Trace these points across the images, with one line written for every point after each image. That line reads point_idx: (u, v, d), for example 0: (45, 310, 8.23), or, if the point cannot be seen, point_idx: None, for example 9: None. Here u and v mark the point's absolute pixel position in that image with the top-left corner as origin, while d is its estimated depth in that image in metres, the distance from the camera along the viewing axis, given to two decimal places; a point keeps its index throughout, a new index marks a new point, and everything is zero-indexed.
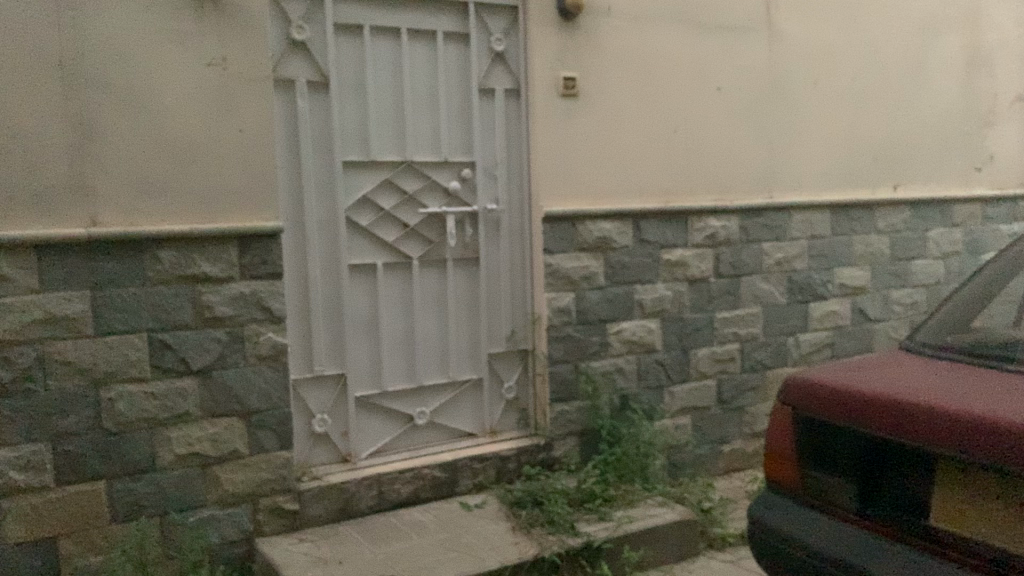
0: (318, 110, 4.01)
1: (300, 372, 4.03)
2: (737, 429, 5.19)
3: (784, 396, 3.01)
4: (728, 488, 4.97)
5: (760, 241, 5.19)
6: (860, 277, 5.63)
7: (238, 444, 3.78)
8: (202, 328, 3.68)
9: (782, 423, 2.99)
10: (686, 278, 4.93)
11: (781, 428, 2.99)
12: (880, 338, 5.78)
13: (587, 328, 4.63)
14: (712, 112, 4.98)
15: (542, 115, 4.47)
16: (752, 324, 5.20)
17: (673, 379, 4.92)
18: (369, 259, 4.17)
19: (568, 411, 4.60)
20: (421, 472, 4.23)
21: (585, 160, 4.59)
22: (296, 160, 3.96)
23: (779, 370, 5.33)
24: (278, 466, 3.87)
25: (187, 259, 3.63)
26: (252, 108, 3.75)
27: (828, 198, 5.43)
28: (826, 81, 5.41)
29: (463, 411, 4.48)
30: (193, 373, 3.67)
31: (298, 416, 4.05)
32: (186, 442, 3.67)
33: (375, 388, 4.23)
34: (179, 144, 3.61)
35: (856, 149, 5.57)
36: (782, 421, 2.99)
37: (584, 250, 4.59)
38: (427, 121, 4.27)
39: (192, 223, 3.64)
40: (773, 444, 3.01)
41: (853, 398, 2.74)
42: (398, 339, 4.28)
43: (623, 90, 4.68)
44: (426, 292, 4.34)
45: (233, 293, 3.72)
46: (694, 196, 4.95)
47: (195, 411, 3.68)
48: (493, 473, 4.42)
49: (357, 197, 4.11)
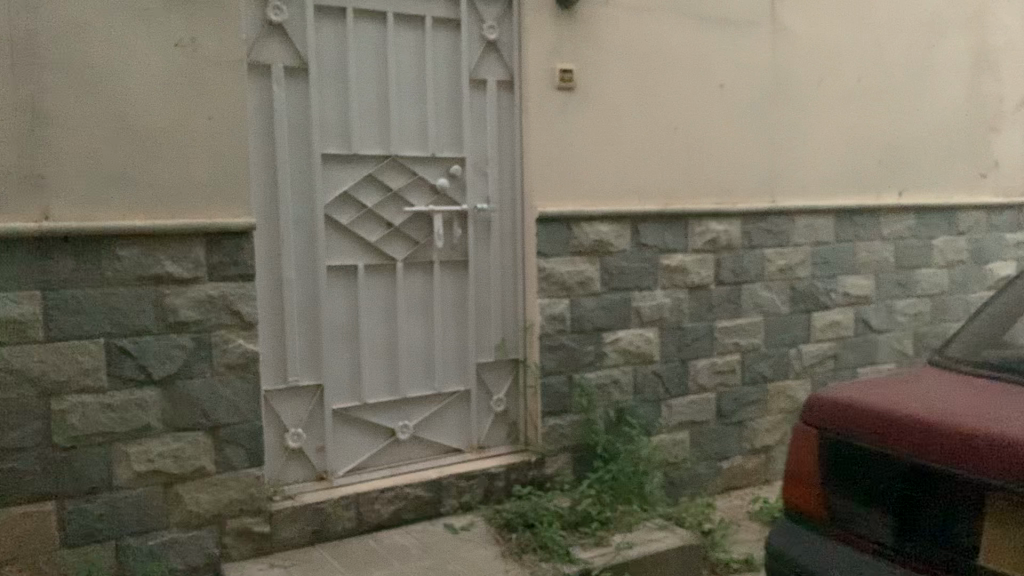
0: (295, 98, 3.71)
1: (273, 382, 3.72)
2: (737, 444, 4.92)
3: (807, 418, 2.77)
4: (729, 508, 4.70)
5: (763, 246, 4.93)
6: (864, 286, 5.39)
7: (204, 461, 3.45)
8: (165, 333, 3.36)
9: (803, 446, 2.76)
10: (686, 284, 4.66)
11: (801, 452, 2.75)
12: (884, 350, 5.54)
13: (582, 337, 4.34)
14: (714, 110, 4.73)
15: (536, 109, 4.19)
16: (754, 334, 4.94)
17: (671, 392, 4.65)
18: (350, 260, 3.87)
19: (561, 425, 4.31)
20: (403, 492, 3.92)
21: (582, 158, 4.31)
22: (271, 153, 3.66)
23: (780, 383, 5.07)
24: (248, 485, 3.55)
25: (150, 258, 3.31)
26: (224, 94, 3.44)
27: (832, 203, 5.19)
28: (831, 80, 5.17)
29: (449, 426, 4.18)
30: (154, 383, 3.34)
31: (270, 430, 3.73)
32: (146, 459, 3.34)
33: (355, 400, 3.92)
34: (144, 131, 3.29)
35: (861, 152, 5.33)
36: (802, 444, 2.76)
37: (580, 254, 4.31)
38: (414, 114, 3.98)
39: (156, 218, 3.32)
40: (792, 470, 2.77)
41: (886, 420, 2.51)
42: (379, 348, 3.98)
43: (623, 85, 4.41)
44: (411, 297, 4.04)
45: (200, 296, 3.41)
46: (695, 198, 4.68)
47: (156, 425, 3.35)
48: (480, 492, 4.12)
49: (337, 193, 3.82)
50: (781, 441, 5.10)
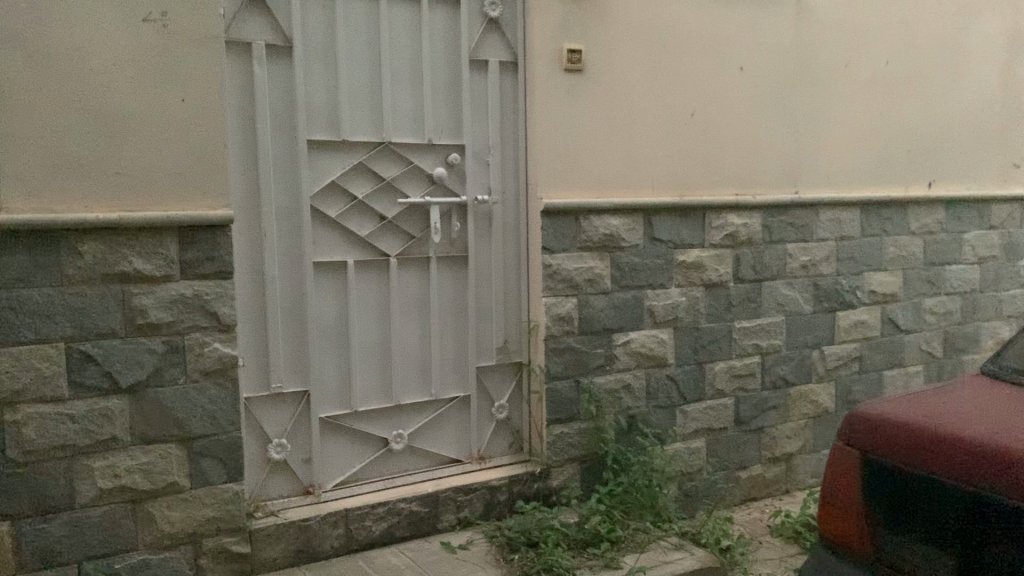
0: (279, 79, 3.39)
1: (255, 389, 3.42)
2: (757, 452, 4.61)
3: (848, 438, 2.51)
4: (748, 521, 4.37)
5: (786, 241, 4.61)
6: (891, 283, 5.06)
7: (177, 476, 3.15)
8: (133, 337, 3.06)
9: (842, 469, 2.50)
10: (703, 282, 4.33)
11: (841, 477, 2.50)
12: (912, 351, 5.20)
13: (591, 339, 4.03)
14: (733, 94, 4.39)
15: (542, 92, 3.86)
16: (775, 335, 4.61)
17: (687, 398, 4.33)
18: (339, 257, 3.57)
19: (568, 434, 4.00)
20: (397, 507, 3.62)
21: (591, 146, 3.99)
22: (252, 140, 3.35)
23: (803, 387, 4.75)
24: (226, 501, 3.25)
25: (115, 254, 3.01)
26: (199, 74, 3.13)
27: (858, 195, 4.85)
28: (858, 64, 4.82)
29: (448, 434, 3.89)
30: (121, 391, 3.05)
31: (250, 441, 3.44)
32: (112, 475, 3.04)
33: (345, 408, 3.62)
34: (109, 115, 2.99)
35: (888, 141, 4.99)
36: (843, 468, 2.50)
37: (589, 250, 3.99)
38: (408, 98, 3.67)
39: (122, 209, 3.02)
40: (829, 496, 2.53)
41: (943, 445, 2.23)
42: (371, 350, 3.68)
43: (635, 67, 4.08)
44: (406, 296, 3.74)
45: (172, 295, 3.11)
46: (713, 189, 4.36)
47: (124, 437, 3.06)
48: (481, 507, 3.82)
49: (325, 183, 3.51)
50: (803, 449, 4.78)
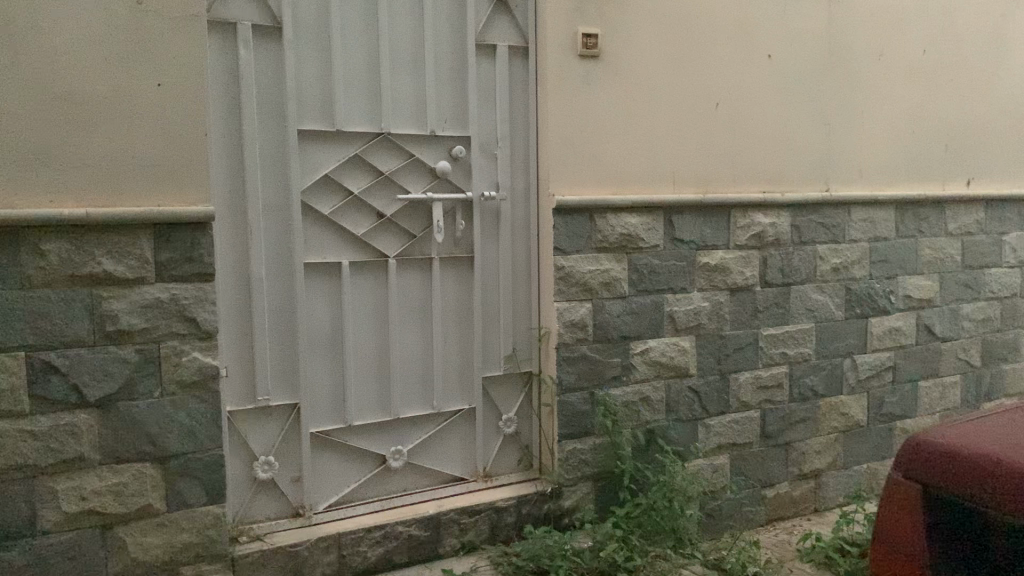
0: (266, 64, 3.11)
1: (239, 402, 3.13)
2: (784, 469, 4.28)
3: (906, 471, 2.29)
4: (775, 544, 4.04)
5: (816, 242, 4.29)
6: (928, 287, 4.72)
7: (152, 498, 2.87)
8: (103, 346, 2.77)
9: (898, 505, 2.28)
10: (728, 286, 4.02)
11: (899, 513, 2.28)
12: (948, 361, 4.86)
13: (606, 347, 3.72)
14: (761, 84, 4.07)
15: (555, 79, 3.55)
16: (804, 343, 4.30)
17: (710, 411, 4.02)
18: (332, 257, 3.28)
19: (582, 450, 3.69)
20: (394, 530, 3.32)
21: (607, 138, 3.68)
22: (237, 130, 3.06)
23: (833, 399, 4.42)
24: (205, 526, 2.96)
25: (83, 254, 2.72)
26: (176, 56, 2.84)
27: (893, 193, 4.53)
28: (893, 53, 4.49)
29: (451, 450, 3.59)
30: (90, 405, 2.76)
31: (234, 459, 3.15)
32: (79, 497, 2.75)
33: (338, 423, 3.33)
34: (76, 100, 2.70)
35: (926, 135, 4.66)
36: (902, 503, 2.28)
37: (604, 251, 3.68)
38: (409, 85, 3.39)
39: (91, 205, 2.74)
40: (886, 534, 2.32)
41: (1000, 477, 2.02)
42: (367, 359, 3.39)
43: (656, 53, 3.77)
44: (405, 300, 3.45)
45: (146, 300, 2.82)
46: (738, 186, 4.04)
47: (92, 456, 2.77)
48: (486, 530, 3.53)
49: (317, 178, 3.23)
50: (832, 465, 4.45)
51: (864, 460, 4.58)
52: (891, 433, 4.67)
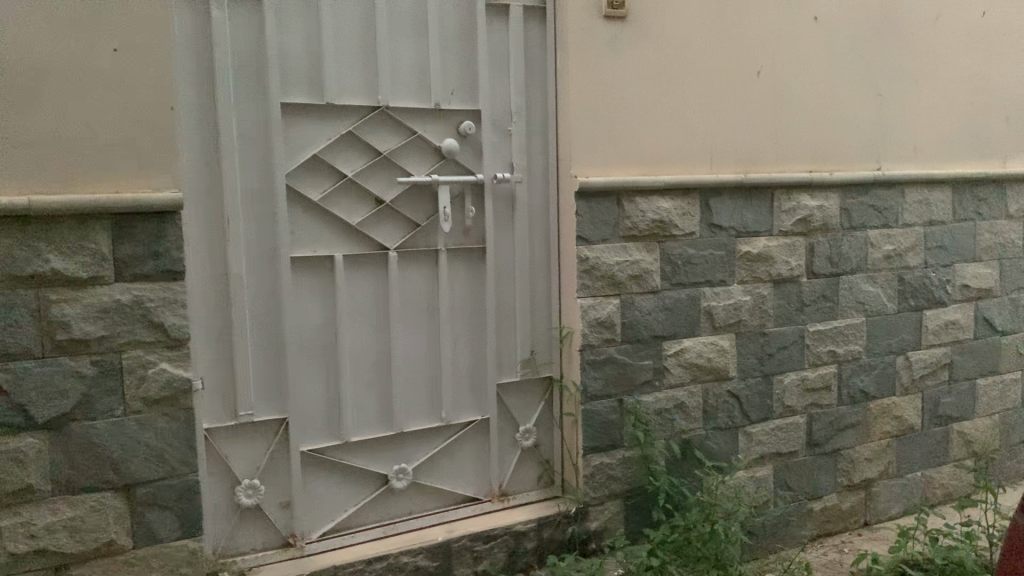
0: (243, 26, 2.67)
1: (218, 419, 2.72)
2: (832, 479, 3.85)
3: None
4: (825, 564, 3.62)
5: (866, 227, 3.84)
6: (987, 276, 4.26)
7: (115, 533, 2.47)
8: (53, 357, 2.36)
9: None
10: (771, 277, 3.58)
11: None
12: (1009, 356, 4.40)
13: (636, 349, 3.30)
14: (807, 51, 3.62)
15: (576, 44, 3.10)
16: (854, 340, 3.85)
17: (751, 417, 3.59)
18: (323, 250, 2.86)
19: (609, 465, 3.28)
20: (398, 562, 2.92)
21: (636, 112, 3.23)
22: (210, 104, 2.64)
23: (885, 401, 3.98)
24: (179, 563, 2.57)
25: (25, 250, 2.30)
26: (136, 15, 2.42)
27: (951, 171, 4.06)
28: (951, 16, 4.02)
29: (462, 466, 3.18)
30: (39, 428, 2.36)
31: (213, 483, 2.74)
32: (26, 535, 2.35)
33: (333, 439, 2.92)
34: (17, 69, 2.28)
35: (984, 107, 4.18)
36: None
37: (634, 239, 3.25)
38: (410, 53, 2.95)
39: (37, 191, 2.32)
40: None
41: None
42: (365, 365, 2.97)
43: (691, 14, 3.31)
44: (408, 297, 3.03)
45: (104, 303, 2.41)
46: (782, 165, 3.59)
47: (42, 486, 2.36)
48: (503, 558, 3.12)
49: (304, 159, 2.80)
50: (884, 474, 4.01)
51: (919, 468, 4.14)
52: (948, 436, 4.22)
